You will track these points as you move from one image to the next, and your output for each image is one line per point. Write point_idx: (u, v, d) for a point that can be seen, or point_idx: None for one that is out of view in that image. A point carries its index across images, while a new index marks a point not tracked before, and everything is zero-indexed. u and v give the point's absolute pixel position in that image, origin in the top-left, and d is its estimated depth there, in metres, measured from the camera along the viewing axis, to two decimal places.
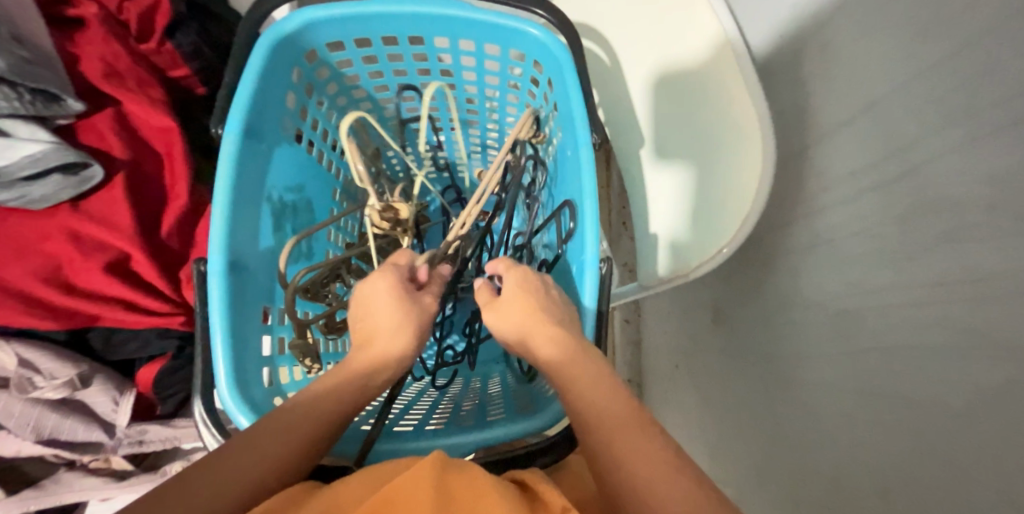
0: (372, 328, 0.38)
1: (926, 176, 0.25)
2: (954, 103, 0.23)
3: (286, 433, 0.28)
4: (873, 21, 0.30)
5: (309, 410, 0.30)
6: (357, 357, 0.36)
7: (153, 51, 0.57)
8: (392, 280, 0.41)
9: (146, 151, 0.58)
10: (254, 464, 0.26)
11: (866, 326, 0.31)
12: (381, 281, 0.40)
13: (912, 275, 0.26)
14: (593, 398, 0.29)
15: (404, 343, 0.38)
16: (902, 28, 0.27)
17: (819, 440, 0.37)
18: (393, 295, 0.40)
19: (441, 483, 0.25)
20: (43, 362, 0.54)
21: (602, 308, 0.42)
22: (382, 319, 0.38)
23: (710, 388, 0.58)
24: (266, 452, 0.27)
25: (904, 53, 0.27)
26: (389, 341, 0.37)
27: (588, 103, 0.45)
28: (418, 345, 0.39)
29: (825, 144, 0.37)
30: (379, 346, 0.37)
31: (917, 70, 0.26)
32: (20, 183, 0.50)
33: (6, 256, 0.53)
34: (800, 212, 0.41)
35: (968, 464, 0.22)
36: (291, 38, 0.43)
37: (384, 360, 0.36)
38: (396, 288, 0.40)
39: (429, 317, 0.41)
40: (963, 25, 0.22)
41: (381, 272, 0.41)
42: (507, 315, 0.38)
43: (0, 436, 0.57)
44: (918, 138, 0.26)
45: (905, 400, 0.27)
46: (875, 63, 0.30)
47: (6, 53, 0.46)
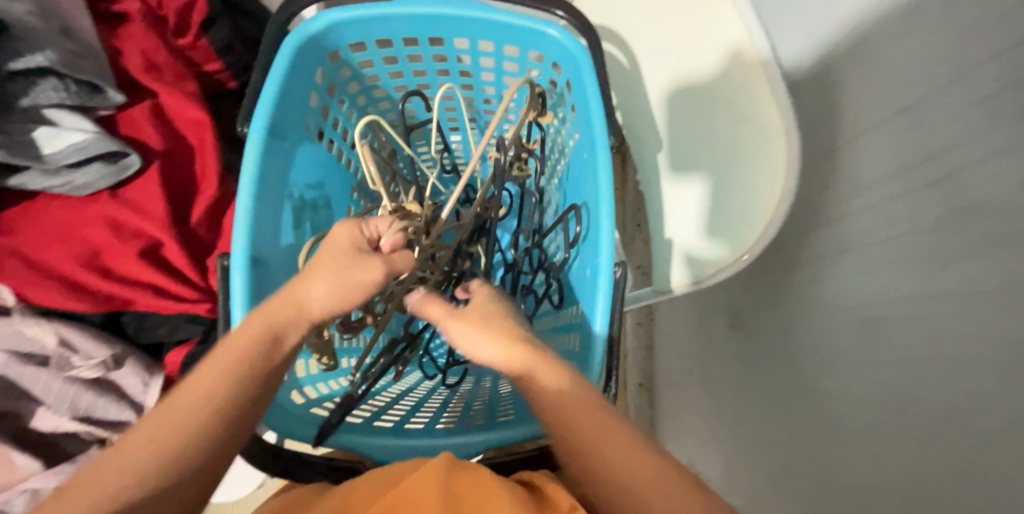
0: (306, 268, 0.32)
1: (959, 180, 0.23)
2: (988, 106, 0.21)
3: (213, 400, 0.26)
4: (910, 13, 0.28)
5: (234, 370, 0.27)
6: (276, 301, 0.30)
7: (189, 46, 0.62)
8: (351, 235, 0.34)
9: (179, 143, 0.60)
10: (164, 450, 0.24)
11: (894, 334, 0.29)
12: (338, 231, 0.34)
13: (944, 280, 0.25)
14: (581, 416, 0.26)
15: (335, 296, 0.31)
16: (938, 20, 0.25)
17: (842, 454, 0.34)
18: (343, 241, 0.33)
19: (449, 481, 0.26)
20: (80, 343, 0.58)
21: (613, 334, 0.40)
22: (320, 262, 0.32)
23: (723, 396, 0.55)
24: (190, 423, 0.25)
25: (941, 49, 0.25)
26: (313, 288, 0.31)
27: (605, 102, 0.44)
28: (341, 300, 0.32)
29: (856, 145, 0.35)
30: (298, 289, 0.31)
31: (954, 68, 0.24)
32: (65, 170, 0.54)
33: (50, 240, 0.56)
34: (826, 216, 0.39)
35: (992, 486, 0.21)
36: (316, 39, 0.45)
37: (302, 307, 0.31)
38: (353, 240, 0.34)
39: (369, 272, 0.32)
40: (999, 26, 0.20)
41: (340, 224, 0.35)
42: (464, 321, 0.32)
43: (40, 412, 0.61)
44: (952, 141, 0.24)
45: (935, 416, 0.25)
46: (911, 57, 0.28)
47: (55, 46, 0.50)
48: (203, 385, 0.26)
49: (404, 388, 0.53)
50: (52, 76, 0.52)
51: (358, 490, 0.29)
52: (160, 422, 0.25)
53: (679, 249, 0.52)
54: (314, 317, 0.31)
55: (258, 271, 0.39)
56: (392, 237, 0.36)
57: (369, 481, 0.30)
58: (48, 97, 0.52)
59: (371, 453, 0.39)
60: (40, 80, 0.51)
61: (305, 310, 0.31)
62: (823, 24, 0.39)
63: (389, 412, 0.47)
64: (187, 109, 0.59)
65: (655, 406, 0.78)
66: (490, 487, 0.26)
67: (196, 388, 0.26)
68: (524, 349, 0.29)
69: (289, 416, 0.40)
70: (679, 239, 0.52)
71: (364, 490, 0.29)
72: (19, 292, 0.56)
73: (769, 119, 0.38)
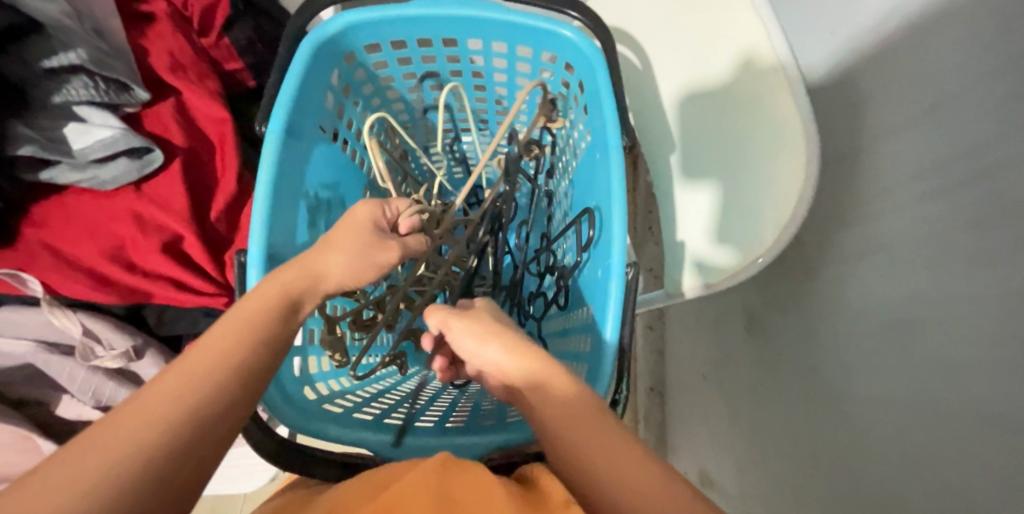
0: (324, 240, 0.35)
1: (998, 180, 0.22)
2: None
3: (231, 363, 0.25)
4: (942, 9, 0.27)
5: (248, 335, 0.27)
6: (294, 264, 0.32)
7: (212, 46, 0.64)
8: (371, 212, 0.39)
9: (201, 140, 0.62)
10: (161, 410, 0.21)
11: (925, 338, 0.28)
12: (360, 209, 0.38)
13: (981, 282, 0.24)
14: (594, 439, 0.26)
15: (352, 267, 0.34)
16: (973, 15, 0.25)
17: (869, 462, 0.33)
18: (361, 221, 0.38)
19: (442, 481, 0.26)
20: (103, 332, 0.60)
21: (624, 341, 0.40)
22: (337, 237, 0.35)
23: (738, 400, 0.54)
24: (208, 383, 0.23)
25: (977, 45, 0.24)
26: (332, 257, 0.34)
27: (618, 101, 0.44)
28: (360, 273, 0.35)
29: (881, 145, 0.34)
30: (316, 258, 0.33)
31: (992, 64, 0.23)
32: (92, 165, 0.56)
33: (78, 234, 0.58)
34: (850, 217, 0.38)
35: None
36: (331, 41, 0.45)
37: (320, 274, 0.33)
38: (370, 220, 0.38)
39: (383, 261, 0.37)
40: None
41: (362, 203, 0.39)
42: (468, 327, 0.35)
43: (64, 400, 0.63)
44: (989, 139, 0.23)
45: (967, 421, 0.24)
46: (943, 56, 0.28)
47: (87, 45, 0.51)
48: (218, 348, 0.25)
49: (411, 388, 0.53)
50: (83, 74, 0.53)
51: (349, 495, 0.28)
52: (172, 382, 0.22)
53: (690, 255, 0.51)
54: (330, 286, 0.33)
55: (273, 267, 0.40)
56: (408, 218, 0.43)
57: (365, 484, 0.29)
58: (79, 95, 0.53)
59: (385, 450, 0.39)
60: (70, 78, 0.53)
61: (324, 278, 0.33)
62: (845, 21, 0.38)
63: (399, 410, 0.47)
64: (209, 107, 0.61)
65: (666, 411, 0.77)
66: (489, 491, 0.25)
67: (209, 350, 0.25)
68: (524, 346, 0.32)
69: (303, 412, 0.39)
70: (690, 241, 0.52)
71: (357, 493, 0.28)
72: (48, 284, 0.57)
73: (788, 119, 0.37)
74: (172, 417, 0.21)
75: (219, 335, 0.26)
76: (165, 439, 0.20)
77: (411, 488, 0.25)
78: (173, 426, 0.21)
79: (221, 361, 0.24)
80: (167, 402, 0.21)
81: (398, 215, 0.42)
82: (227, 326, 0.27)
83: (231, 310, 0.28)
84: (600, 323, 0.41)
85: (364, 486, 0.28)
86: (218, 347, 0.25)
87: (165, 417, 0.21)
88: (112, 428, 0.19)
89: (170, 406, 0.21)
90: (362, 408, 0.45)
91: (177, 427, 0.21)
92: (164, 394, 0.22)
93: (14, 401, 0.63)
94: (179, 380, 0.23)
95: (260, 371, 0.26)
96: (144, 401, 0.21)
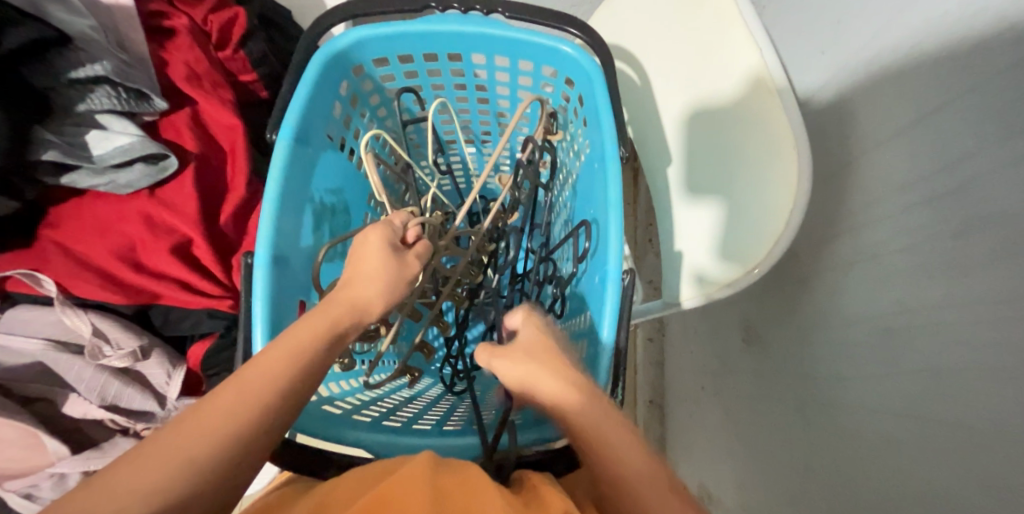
0: (357, 271, 0.36)
1: (983, 192, 0.23)
2: (1011, 120, 0.21)
3: (275, 386, 0.25)
4: (926, 29, 0.28)
5: (295, 360, 0.27)
6: (337, 302, 0.33)
7: (228, 58, 0.66)
8: (383, 236, 0.39)
9: (213, 147, 0.64)
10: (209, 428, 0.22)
11: (917, 345, 0.28)
12: (371, 234, 0.39)
13: (966, 290, 0.24)
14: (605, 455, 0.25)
15: (386, 295, 0.36)
16: (956, 36, 0.26)
17: (865, 470, 0.33)
18: (381, 247, 0.38)
19: (434, 486, 0.25)
20: (113, 332, 0.60)
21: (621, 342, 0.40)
22: (363, 269, 0.36)
23: (737, 411, 0.54)
24: (253, 409, 0.23)
25: (958, 64, 0.26)
26: (365, 288, 0.35)
27: (617, 115, 0.45)
28: (390, 301, 0.37)
29: (869, 160, 0.35)
30: (352, 295, 0.34)
31: (973, 82, 0.24)
32: (110, 169, 0.58)
33: (92, 235, 0.60)
34: (841, 229, 0.38)
35: None
36: (342, 55, 0.47)
37: (362, 310, 0.34)
38: (386, 244, 0.38)
39: (408, 281, 0.39)
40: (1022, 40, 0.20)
41: (372, 228, 0.40)
42: (519, 356, 0.32)
43: (71, 398, 0.64)
44: (972, 153, 0.24)
45: (959, 426, 0.24)
46: (925, 74, 0.29)
47: (111, 58, 0.55)
48: (269, 371, 0.25)
49: (410, 394, 0.53)
50: (106, 85, 0.56)
51: (343, 488, 0.28)
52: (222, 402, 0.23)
53: (686, 267, 0.52)
54: (370, 316, 0.34)
55: (278, 269, 0.41)
56: (413, 228, 0.44)
57: (360, 480, 0.29)
58: (101, 104, 0.56)
59: (383, 450, 0.39)
60: (95, 89, 0.55)
61: (366, 309, 0.34)
62: (838, 39, 0.39)
63: (397, 414, 0.47)
64: (222, 115, 0.63)
65: (666, 424, 0.76)
66: (483, 495, 0.25)
67: (259, 372, 0.25)
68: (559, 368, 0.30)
69: (305, 414, 0.40)
70: (688, 254, 0.52)
71: (352, 486, 0.28)
72: (62, 284, 0.59)
73: (783, 133, 0.38)
74: (212, 442, 0.21)
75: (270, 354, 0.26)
76: (203, 464, 0.20)
77: (406, 483, 0.25)
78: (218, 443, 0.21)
79: (267, 386, 0.24)
80: (212, 424, 0.22)
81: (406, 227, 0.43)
82: (277, 347, 0.27)
83: (288, 332, 0.28)
84: (596, 333, 0.41)
85: (361, 481, 0.29)
86: (266, 371, 0.25)
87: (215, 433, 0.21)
88: (157, 448, 0.20)
89: (220, 422, 0.22)
90: (361, 410, 0.45)
91: (217, 454, 0.21)
92: (210, 415, 0.22)
93: (21, 398, 0.64)
94: (231, 398, 0.23)
95: (302, 392, 0.26)
96: (191, 421, 0.22)
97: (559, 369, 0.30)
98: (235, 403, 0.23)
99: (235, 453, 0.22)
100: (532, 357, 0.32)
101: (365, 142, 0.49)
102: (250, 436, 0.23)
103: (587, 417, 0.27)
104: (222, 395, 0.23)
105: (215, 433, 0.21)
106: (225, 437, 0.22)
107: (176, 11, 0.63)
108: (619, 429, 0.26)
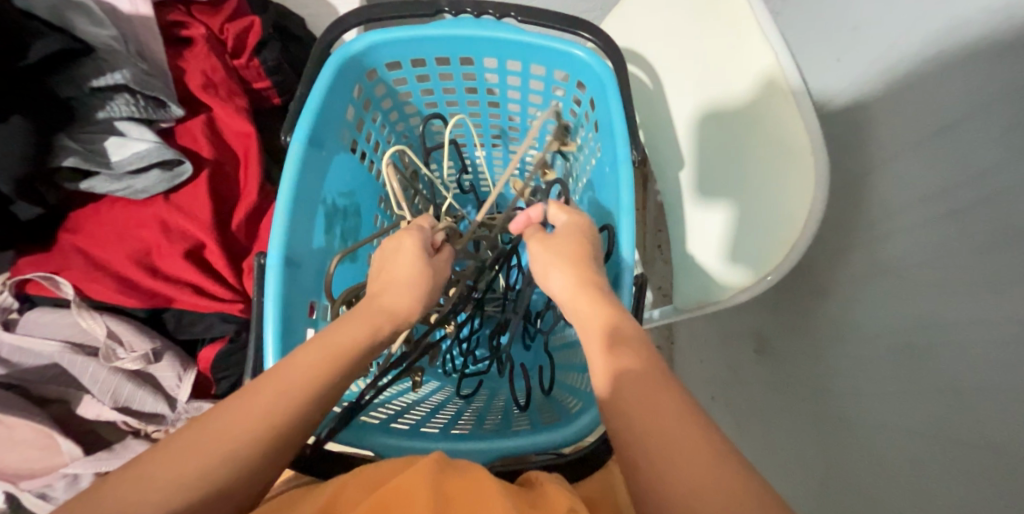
0: (391, 278, 0.37)
1: (1009, 206, 0.22)
2: None
3: (310, 390, 0.25)
4: (954, 35, 0.27)
5: (331, 364, 0.27)
6: (376, 307, 0.33)
7: (243, 66, 0.67)
8: (417, 239, 0.40)
9: (227, 152, 0.65)
10: (229, 434, 0.21)
11: (943, 363, 0.27)
12: (408, 237, 0.40)
13: (996, 306, 0.23)
14: (630, 348, 0.28)
15: (420, 304, 0.37)
16: (986, 42, 0.24)
17: (884, 488, 0.32)
18: (415, 253, 0.39)
19: (436, 484, 0.25)
20: (126, 335, 0.62)
21: None
22: (402, 272, 0.37)
23: (750, 423, 0.53)
24: (284, 414, 0.23)
25: (985, 71, 0.24)
26: (402, 295, 0.35)
27: (628, 118, 0.44)
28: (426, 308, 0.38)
29: (889, 168, 0.34)
30: (389, 302, 0.34)
31: (999, 89, 0.23)
32: (128, 176, 0.59)
33: (110, 239, 0.61)
34: (859, 237, 0.37)
35: None
36: (355, 59, 0.48)
37: (400, 315, 0.34)
38: (419, 247, 0.39)
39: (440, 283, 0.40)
40: None
41: (405, 232, 0.40)
42: (558, 248, 0.38)
43: (86, 400, 0.65)
44: (1000, 163, 0.23)
45: (990, 449, 0.23)
46: (950, 80, 0.28)
47: (131, 67, 0.57)
48: (302, 370, 0.25)
49: (417, 398, 0.53)
50: (126, 92, 0.58)
51: (346, 488, 0.28)
52: (252, 409, 0.23)
53: (698, 273, 0.52)
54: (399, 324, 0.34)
55: (290, 271, 0.41)
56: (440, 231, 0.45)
57: (363, 478, 0.29)
58: (120, 111, 0.58)
59: (387, 451, 0.39)
60: (115, 97, 0.57)
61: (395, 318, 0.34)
62: (856, 43, 0.38)
63: (405, 417, 0.47)
64: (236, 121, 0.64)
65: None
66: (486, 501, 0.24)
67: (294, 374, 0.25)
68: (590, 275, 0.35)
69: None
70: (700, 258, 0.52)
71: (356, 485, 0.28)
72: (80, 288, 0.61)
73: (799, 138, 0.37)
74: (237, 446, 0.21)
75: (307, 356, 0.26)
76: (240, 464, 0.21)
77: (406, 483, 0.24)
78: (239, 453, 0.21)
79: (302, 389, 0.24)
80: (242, 429, 0.22)
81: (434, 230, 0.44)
82: (312, 349, 0.27)
83: (324, 334, 0.29)
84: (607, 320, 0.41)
85: (363, 480, 0.28)
86: (302, 372, 0.25)
87: (235, 442, 0.21)
88: (194, 444, 0.20)
89: (241, 433, 0.22)
90: (370, 412, 0.45)
91: (252, 455, 0.21)
92: (241, 421, 0.22)
93: (38, 399, 0.66)
94: (268, 400, 0.23)
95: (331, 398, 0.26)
96: (218, 426, 0.22)
97: (584, 277, 0.35)
98: (267, 407, 0.23)
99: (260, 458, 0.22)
100: (566, 257, 0.37)
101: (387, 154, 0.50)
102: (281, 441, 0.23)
103: (599, 321, 0.31)
104: (256, 397, 0.23)
105: (242, 439, 0.21)
106: (257, 442, 0.22)
107: (194, 20, 0.65)
108: (632, 332, 0.29)
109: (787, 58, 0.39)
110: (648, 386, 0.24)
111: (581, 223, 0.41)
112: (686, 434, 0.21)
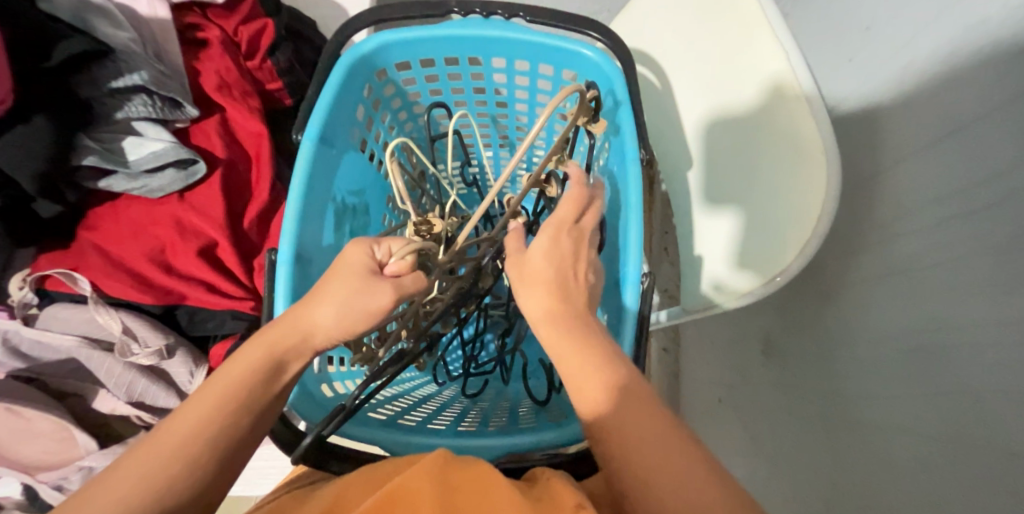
0: (318, 292, 0.31)
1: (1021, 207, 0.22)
2: None
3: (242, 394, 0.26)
4: (969, 35, 0.27)
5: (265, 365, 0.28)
6: (283, 320, 0.30)
7: (256, 67, 0.68)
8: (360, 259, 0.32)
9: (239, 152, 0.66)
10: (173, 441, 0.23)
11: (953, 366, 0.26)
12: (350, 253, 0.32)
13: (1006, 307, 0.23)
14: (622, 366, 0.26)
15: (342, 326, 0.31)
16: (1000, 42, 0.24)
17: (890, 490, 0.31)
18: (349, 273, 0.31)
19: (440, 480, 0.25)
20: (141, 331, 0.63)
21: (641, 337, 0.39)
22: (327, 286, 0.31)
23: (756, 426, 0.52)
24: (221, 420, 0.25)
25: (998, 71, 0.24)
26: (320, 310, 0.30)
27: (638, 116, 0.44)
28: (358, 327, 0.31)
29: (901, 169, 0.33)
30: (304, 315, 0.30)
31: (1013, 89, 0.23)
32: (144, 175, 0.61)
33: (126, 235, 0.62)
34: (870, 238, 0.36)
35: None
36: (366, 59, 0.48)
37: (310, 332, 0.30)
38: (359, 269, 0.31)
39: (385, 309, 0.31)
40: None
41: (350, 248, 0.33)
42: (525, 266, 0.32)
43: (101, 394, 0.67)
44: (1013, 163, 0.22)
45: (998, 454, 0.23)
46: (963, 79, 0.27)
47: (149, 68, 0.58)
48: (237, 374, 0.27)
49: (423, 395, 0.53)
50: (143, 93, 0.59)
51: (350, 487, 0.28)
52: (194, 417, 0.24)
53: (707, 276, 0.51)
54: (319, 343, 0.31)
55: (301, 267, 0.42)
56: (400, 259, 0.33)
57: (364, 477, 0.29)
58: (137, 112, 0.59)
59: (395, 449, 0.39)
60: (132, 97, 0.59)
61: (310, 337, 0.30)
62: (868, 44, 0.38)
63: (411, 414, 0.47)
64: (249, 122, 0.66)
65: None
66: (495, 496, 0.24)
67: (226, 383, 0.26)
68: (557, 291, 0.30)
69: (313, 404, 0.41)
70: (708, 260, 0.51)
71: (358, 484, 0.28)
72: (96, 284, 0.62)
73: (811, 138, 0.36)
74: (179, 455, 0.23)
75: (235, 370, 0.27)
76: (177, 473, 0.22)
77: (409, 480, 0.24)
78: (182, 461, 0.23)
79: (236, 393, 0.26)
80: (185, 434, 0.23)
81: (390, 255, 0.34)
82: (246, 358, 0.28)
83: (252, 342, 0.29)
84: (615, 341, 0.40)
85: (365, 479, 0.28)
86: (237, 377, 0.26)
87: (176, 452, 0.23)
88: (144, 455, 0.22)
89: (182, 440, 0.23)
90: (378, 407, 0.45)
91: (191, 464, 0.23)
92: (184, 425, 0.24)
93: (57, 392, 0.68)
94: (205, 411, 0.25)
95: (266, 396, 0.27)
96: (166, 433, 0.23)
97: (554, 299, 0.30)
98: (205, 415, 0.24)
99: (201, 465, 0.23)
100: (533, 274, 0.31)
101: (391, 148, 0.48)
102: (229, 445, 0.25)
103: (578, 342, 0.27)
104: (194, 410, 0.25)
105: (183, 445, 0.23)
106: (197, 449, 0.23)
107: (210, 23, 0.66)
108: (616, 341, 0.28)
109: (799, 59, 0.39)
110: (633, 405, 0.24)
111: (561, 221, 0.34)
112: (669, 458, 0.21)
